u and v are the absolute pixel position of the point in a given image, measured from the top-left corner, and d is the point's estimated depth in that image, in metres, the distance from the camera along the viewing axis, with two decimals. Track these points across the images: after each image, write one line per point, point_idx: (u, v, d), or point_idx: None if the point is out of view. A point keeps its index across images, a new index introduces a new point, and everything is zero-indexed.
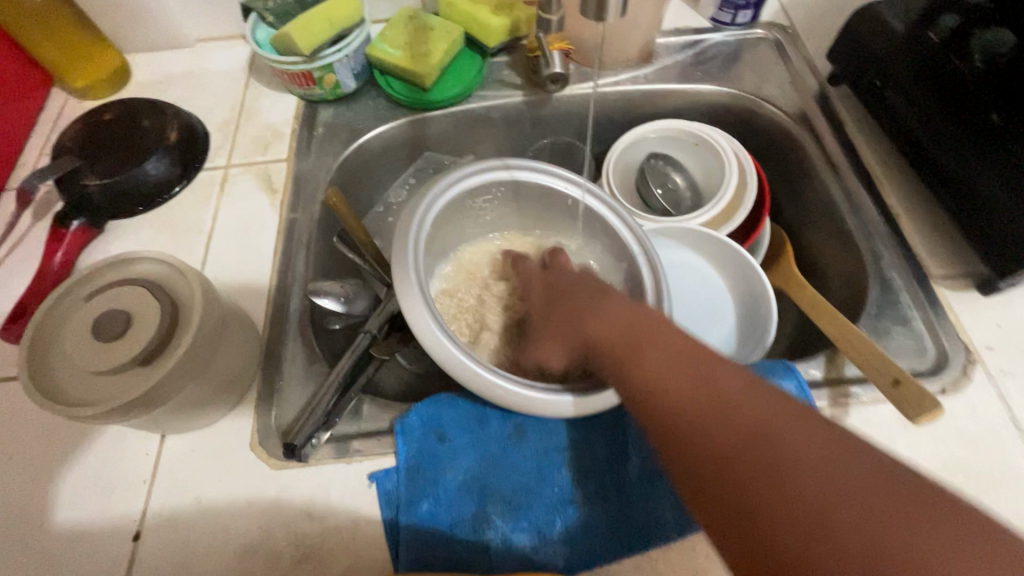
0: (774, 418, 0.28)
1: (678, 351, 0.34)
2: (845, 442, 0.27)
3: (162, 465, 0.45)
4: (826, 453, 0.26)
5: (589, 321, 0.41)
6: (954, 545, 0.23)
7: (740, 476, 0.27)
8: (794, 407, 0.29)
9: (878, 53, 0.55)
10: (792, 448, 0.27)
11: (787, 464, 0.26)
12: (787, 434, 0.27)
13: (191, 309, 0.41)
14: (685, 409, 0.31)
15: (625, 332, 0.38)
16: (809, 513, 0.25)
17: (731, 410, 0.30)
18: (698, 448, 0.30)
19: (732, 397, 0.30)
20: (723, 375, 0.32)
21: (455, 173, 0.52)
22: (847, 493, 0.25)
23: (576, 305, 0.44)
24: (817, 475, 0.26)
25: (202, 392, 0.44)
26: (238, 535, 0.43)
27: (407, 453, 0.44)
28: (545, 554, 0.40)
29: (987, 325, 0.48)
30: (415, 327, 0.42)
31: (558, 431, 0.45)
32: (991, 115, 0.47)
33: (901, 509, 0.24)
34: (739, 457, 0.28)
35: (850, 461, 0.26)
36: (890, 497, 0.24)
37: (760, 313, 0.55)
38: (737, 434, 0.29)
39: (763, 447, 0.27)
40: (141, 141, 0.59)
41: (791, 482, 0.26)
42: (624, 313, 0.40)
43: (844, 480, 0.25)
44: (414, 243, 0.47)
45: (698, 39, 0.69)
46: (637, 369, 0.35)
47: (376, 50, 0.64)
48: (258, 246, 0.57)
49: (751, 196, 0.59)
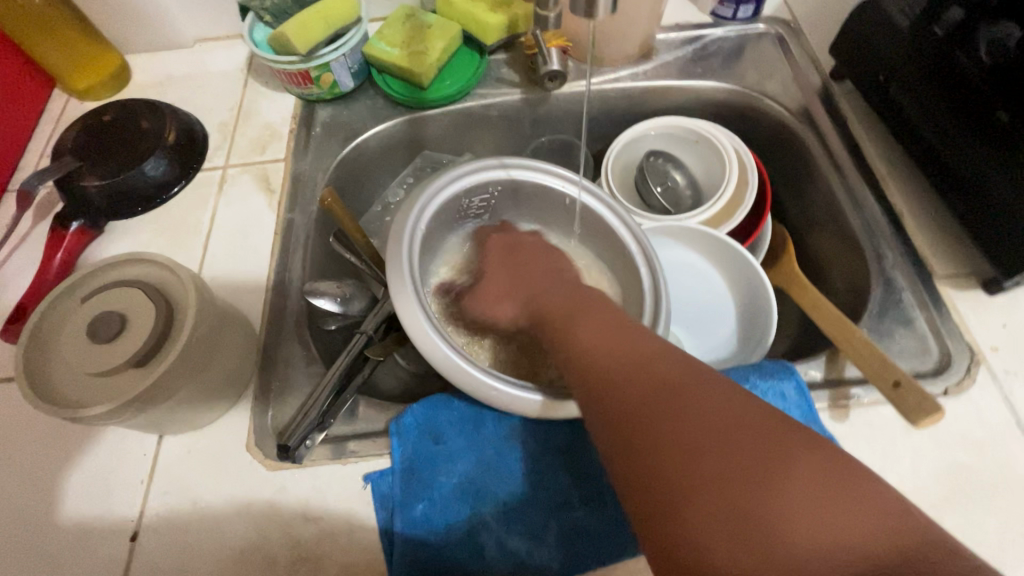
0: (687, 380, 0.31)
1: (609, 324, 0.39)
2: (741, 403, 0.29)
3: (159, 466, 0.46)
4: (719, 403, 0.29)
5: (539, 296, 0.48)
6: (816, 482, 0.25)
7: (644, 418, 0.30)
8: (700, 367, 0.32)
9: (883, 48, 0.54)
10: (697, 403, 0.29)
11: (685, 411, 0.29)
12: (689, 386, 0.30)
13: (185, 312, 0.41)
14: (608, 369, 0.34)
15: (567, 307, 0.44)
16: (696, 449, 0.27)
17: (647, 367, 0.33)
18: (612, 397, 0.33)
19: (649, 359, 0.34)
20: (641, 341, 0.35)
21: (451, 172, 0.51)
22: (729, 435, 0.27)
23: (524, 277, 0.51)
24: (710, 418, 0.28)
25: (198, 394, 0.44)
26: (234, 536, 0.43)
27: (402, 455, 0.44)
28: (540, 557, 0.40)
29: (992, 325, 0.47)
30: (408, 327, 0.42)
31: (554, 432, 0.45)
32: (999, 112, 0.45)
33: (774, 449, 0.27)
34: (646, 404, 0.31)
35: (740, 412, 0.28)
36: (767, 440, 0.27)
37: (760, 313, 0.55)
38: (645, 386, 0.32)
39: (667, 395, 0.30)
40: (140, 142, 0.59)
41: (686, 424, 0.28)
42: (572, 296, 0.45)
43: (732, 425, 0.28)
44: (409, 244, 0.46)
45: (699, 35, 0.68)
46: (571, 339, 0.39)
47: (374, 48, 0.63)
48: (256, 246, 0.57)
49: (751, 194, 0.58)
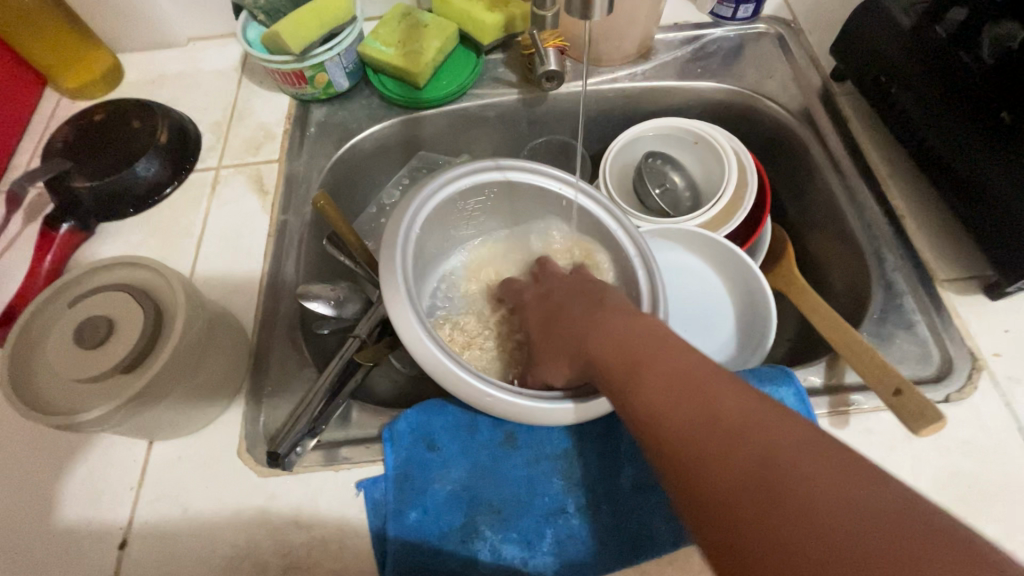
0: (786, 451, 0.26)
1: (678, 370, 0.32)
2: (860, 480, 0.24)
3: (149, 472, 0.45)
4: (848, 490, 0.24)
5: (585, 339, 0.40)
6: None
7: (747, 512, 0.25)
8: (812, 434, 0.26)
9: (884, 48, 0.53)
10: (807, 487, 0.24)
11: (798, 501, 0.24)
12: (804, 467, 0.25)
13: (174, 316, 0.41)
14: (687, 437, 0.29)
15: (623, 355, 0.36)
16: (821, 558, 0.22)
17: (741, 437, 0.27)
18: (701, 478, 0.27)
19: (741, 424, 0.28)
20: (729, 399, 0.29)
21: (446, 173, 0.51)
22: (866, 540, 0.22)
23: (569, 320, 0.44)
24: (836, 515, 0.23)
25: (189, 400, 0.43)
26: (225, 544, 0.42)
27: (395, 461, 0.43)
28: (535, 566, 0.39)
29: (994, 331, 0.46)
30: (401, 333, 0.41)
31: (549, 439, 0.44)
32: (1002, 112, 0.45)
33: (934, 560, 0.21)
34: (747, 492, 0.25)
35: (876, 504, 0.23)
36: (923, 546, 0.21)
37: (760, 316, 0.54)
38: (745, 467, 0.26)
39: (773, 482, 0.25)
40: (131, 142, 0.58)
41: (805, 522, 0.23)
42: (623, 331, 0.38)
43: (866, 524, 0.22)
44: (402, 246, 0.46)
45: (699, 35, 0.67)
46: (636, 394, 0.33)
47: (369, 48, 0.63)
48: (249, 248, 0.56)
49: (751, 195, 0.57)
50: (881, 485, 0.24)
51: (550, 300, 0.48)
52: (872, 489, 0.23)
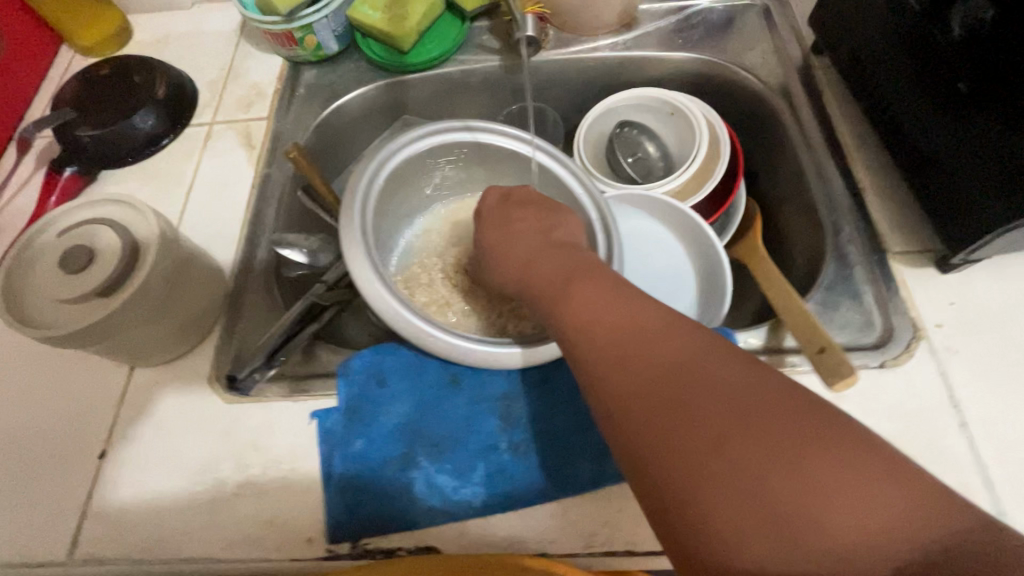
0: (698, 352, 0.32)
1: (613, 293, 0.37)
2: (759, 376, 0.30)
3: (129, 392, 0.49)
4: (745, 383, 0.30)
5: (527, 264, 0.45)
6: (846, 473, 0.26)
7: (660, 406, 0.30)
8: (715, 341, 0.32)
9: (858, 22, 0.53)
10: (716, 377, 0.30)
11: (704, 396, 0.29)
12: (708, 365, 0.31)
13: (149, 249, 0.44)
14: (615, 340, 0.34)
15: (562, 276, 0.41)
16: (715, 439, 0.28)
17: (658, 342, 0.33)
18: (619, 380, 0.32)
19: (659, 333, 0.33)
20: (651, 312, 0.35)
21: (415, 132, 0.53)
22: (758, 429, 0.28)
23: (518, 236, 0.48)
24: (733, 405, 0.29)
25: (163, 327, 0.47)
26: (191, 459, 0.46)
27: (348, 394, 0.46)
28: (465, 495, 0.42)
29: (939, 302, 0.46)
30: (357, 278, 0.44)
31: (491, 382, 0.46)
32: (959, 83, 0.44)
33: (806, 437, 0.27)
34: (661, 386, 0.31)
35: (768, 397, 0.29)
36: (796, 426, 0.28)
37: (717, 284, 0.55)
38: (661, 365, 0.31)
39: (683, 376, 0.30)
40: (133, 97, 0.63)
41: (706, 408, 0.29)
42: (563, 258, 0.43)
43: (755, 406, 0.28)
44: (364, 197, 0.48)
45: (683, 6, 0.67)
46: (573, 309, 0.38)
47: (357, 13, 0.65)
48: (233, 198, 0.60)
49: (721, 166, 0.59)
50: (772, 388, 0.29)
51: (509, 206, 0.50)
52: (762, 388, 0.29)
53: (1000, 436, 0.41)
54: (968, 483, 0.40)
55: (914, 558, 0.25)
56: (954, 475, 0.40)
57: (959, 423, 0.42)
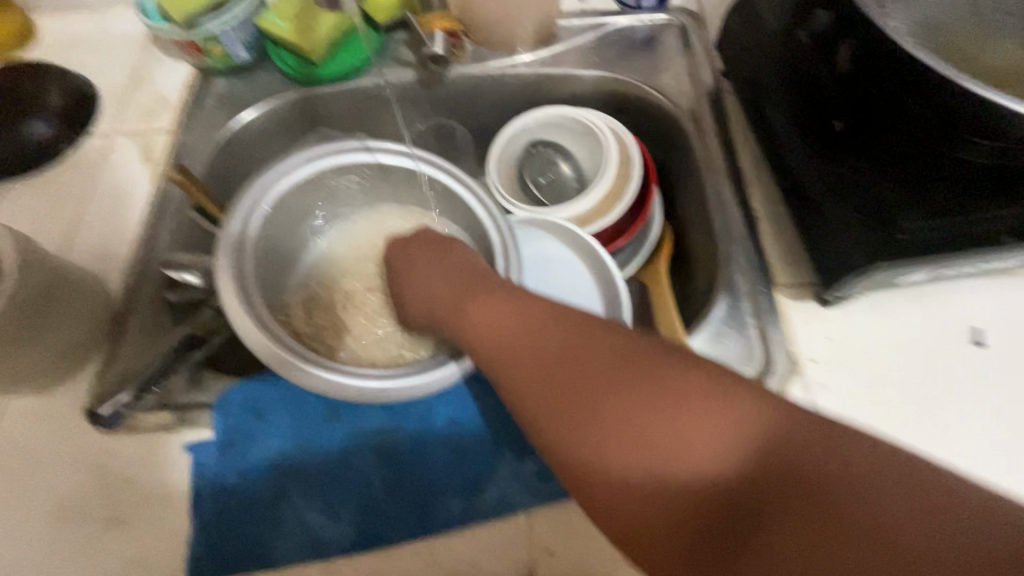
0: (577, 335, 0.35)
1: (502, 302, 0.40)
2: (628, 344, 0.33)
3: (0, 422, 0.48)
4: (616, 355, 0.33)
5: (432, 295, 0.47)
6: (699, 405, 0.29)
7: (555, 391, 0.33)
8: (590, 323, 0.36)
9: (756, 46, 0.52)
10: (591, 354, 0.33)
11: (584, 374, 0.33)
12: (585, 347, 0.34)
13: (4, 280, 0.42)
14: (510, 344, 0.37)
15: (456, 297, 0.45)
16: (598, 412, 0.31)
17: (542, 335, 0.36)
18: (518, 379, 0.36)
19: (543, 327, 0.37)
20: (535, 310, 0.38)
21: (308, 151, 0.51)
22: (625, 383, 0.31)
23: (424, 267, 0.50)
24: (607, 376, 0.32)
25: (28, 358, 0.45)
26: (59, 493, 0.45)
27: (223, 427, 0.45)
28: (333, 533, 0.41)
29: (818, 336, 0.47)
30: (237, 328, 0.42)
31: (371, 415, 0.46)
32: (836, 122, 0.43)
33: (669, 386, 0.30)
34: (551, 374, 0.34)
35: (635, 361, 0.32)
36: (662, 380, 0.31)
37: (617, 311, 0.55)
38: (549, 352, 0.35)
39: (568, 360, 0.34)
40: (24, 107, 0.60)
41: (586, 384, 0.32)
42: (461, 276, 0.46)
43: (624, 371, 0.32)
44: (246, 221, 0.47)
45: (602, 23, 0.66)
46: (470, 326, 0.41)
47: (263, 20, 0.62)
48: (128, 215, 0.58)
49: (630, 189, 0.58)
50: (638, 348, 0.33)
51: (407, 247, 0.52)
52: (628, 348, 0.33)
53: (902, 420, 0.43)
54: None
55: (762, 459, 0.27)
56: None
57: None
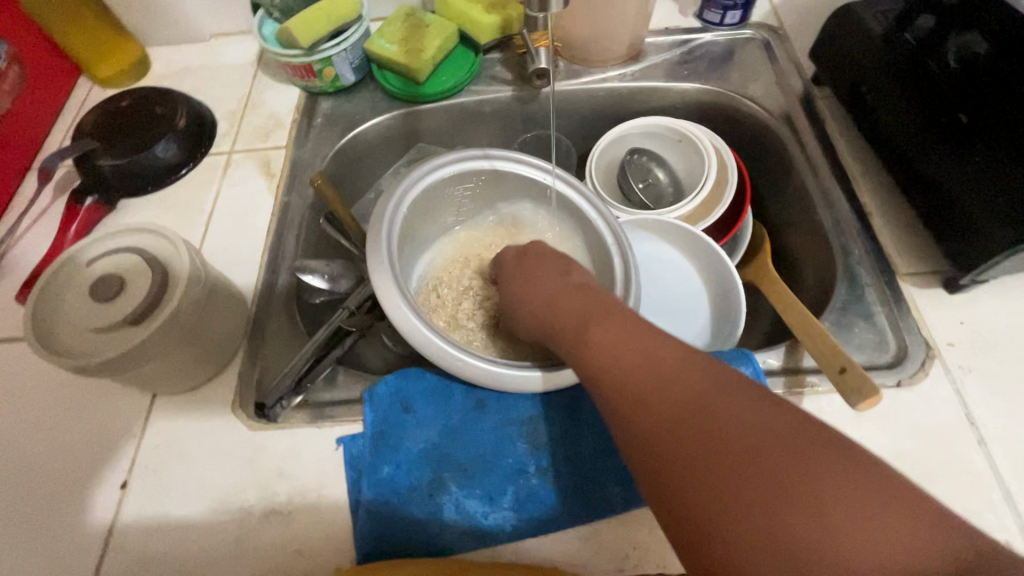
0: (721, 396, 0.28)
1: (626, 330, 0.35)
2: (796, 429, 0.27)
3: (152, 421, 0.49)
4: (781, 434, 0.26)
5: (549, 299, 0.43)
6: (906, 525, 0.23)
7: (689, 462, 0.27)
8: (741, 382, 0.29)
9: (857, 53, 0.56)
10: (751, 430, 0.27)
11: (739, 451, 0.26)
12: (737, 417, 0.27)
13: (179, 278, 0.45)
14: (635, 382, 0.32)
15: (578, 320, 0.39)
16: (751, 498, 0.25)
17: (677, 385, 0.30)
18: (647, 423, 0.30)
19: (676, 374, 0.30)
20: (668, 351, 0.32)
21: (435, 160, 0.54)
22: (785, 478, 0.25)
23: (540, 283, 0.46)
24: (767, 458, 0.26)
25: (189, 356, 0.47)
26: (215, 488, 0.46)
27: (374, 419, 0.47)
28: (496, 520, 0.42)
29: (950, 322, 0.48)
30: (395, 321, 0.44)
31: (516, 407, 0.47)
32: (959, 114, 0.46)
33: (851, 492, 0.24)
34: (688, 436, 0.28)
35: (804, 449, 0.26)
36: (845, 482, 0.24)
37: (731, 306, 0.56)
38: (685, 412, 0.29)
39: (710, 423, 0.28)
40: (154, 128, 0.64)
41: (737, 461, 0.26)
42: (580, 296, 0.41)
43: (793, 463, 0.25)
44: (389, 222, 0.50)
45: (687, 39, 0.70)
46: (592, 347, 0.36)
47: (373, 44, 0.67)
48: (253, 225, 0.60)
49: (729, 192, 0.60)
50: (809, 430, 0.26)
51: (524, 259, 0.49)
52: (803, 428, 0.27)
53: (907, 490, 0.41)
54: (991, 499, 0.41)
55: None
56: (975, 491, 0.41)
57: (977, 439, 0.43)
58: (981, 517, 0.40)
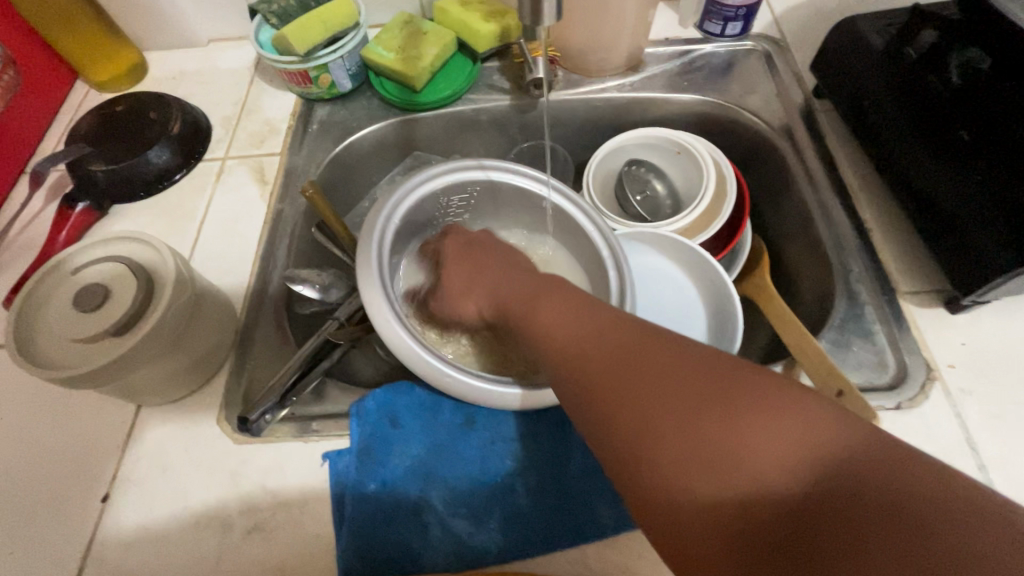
0: (633, 339, 0.33)
1: (564, 302, 0.39)
2: (686, 352, 0.31)
3: (135, 432, 0.48)
4: (674, 356, 0.31)
5: (495, 291, 0.47)
6: (773, 412, 0.27)
7: (606, 388, 0.32)
8: (651, 329, 0.34)
9: (858, 67, 0.55)
10: (654, 358, 0.31)
11: (641, 374, 0.31)
12: (644, 350, 0.32)
13: (164, 287, 0.44)
14: (565, 338, 0.37)
15: (527, 296, 0.43)
16: (649, 406, 0.29)
17: (602, 336, 0.35)
18: (575, 367, 0.35)
19: (601, 327, 0.35)
20: (593, 312, 0.37)
21: (429, 171, 0.54)
22: (675, 386, 0.29)
23: (483, 275, 0.49)
24: (662, 374, 0.30)
25: (174, 367, 0.46)
26: (197, 503, 0.45)
27: (360, 435, 0.46)
28: (481, 541, 0.41)
29: (951, 343, 0.47)
30: (385, 336, 0.43)
31: (505, 424, 0.46)
32: (960, 131, 0.45)
33: (728, 392, 0.28)
34: (604, 369, 0.33)
35: (695, 368, 0.30)
36: (724, 385, 0.28)
37: (728, 321, 0.55)
38: (607, 353, 0.34)
39: (625, 359, 0.32)
40: (147, 132, 0.63)
41: (643, 382, 0.30)
42: (524, 279, 0.45)
43: (682, 377, 0.30)
44: (381, 234, 0.49)
45: (688, 50, 0.70)
46: (534, 318, 0.40)
47: (370, 52, 0.66)
48: (245, 232, 0.60)
49: (728, 205, 0.59)
50: (747, 378, 0.29)
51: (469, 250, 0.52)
52: (690, 352, 0.31)
53: None
54: None
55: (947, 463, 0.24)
56: None
57: (978, 465, 0.42)
58: None
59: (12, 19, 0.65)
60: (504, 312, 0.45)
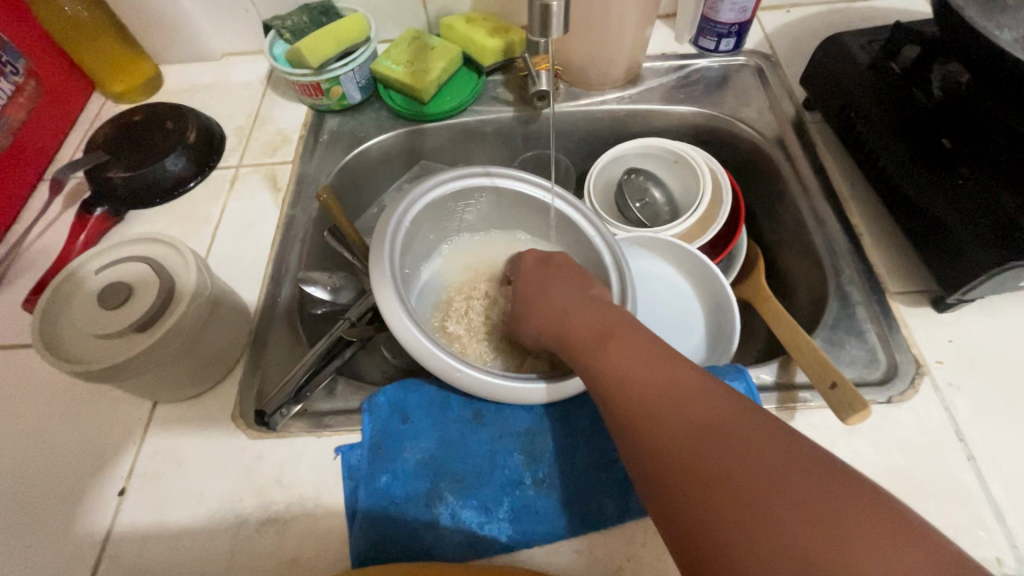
0: (726, 415, 0.31)
1: (645, 349, 0.37)
2: (789, 447, 0.29)
3: (151, 429, 0.49)
4: (773, 450, 0.29)
5: (567, 314, 0.44)
6: (882, 537, 0.25)
7: (691, 469, 0.30)
8: (744, 403, 0.32)
9: (844, 80, 0.58)
10: (750, 444, 0.29)
11: (732, 459, 0.29)
12: (736, 431, 0.30)
13: (185, 286, 0.46)
14: (645, 395, 0.34)
15: (596, 330, 0.41)
16: (748, 502, 0.27)
17: (689, 404, 0.32)
18: (654, 435, 0.32)
19: (690, 393, 0.33)
20: (683, 372, 0.35)
21: (438, 177, 0.56)
22: (776, 486, 0.27)
23: (552, 295, 0.47)
24: (759, 469, 0.28)
25: (192, 364, 0.48)
26: (213, 497, 0.46)
27: (372, 430, 0.47)
28: (491, 530, 0.42)
29: (938, 340, 0.49)
30: (399, 333, 0.45)
31: (513, 419, 0.48)
32: (943, 139, 0.50)
33: (836, 507, 0.26)
34: (689, 446, 0.30)
35: (798, 469, 0.28)
36: (831, 499, 0.26)
37: (725, 322, 0.57)
38: (692, 427, 0.31)
39: (713, 439, 0.30)
40: (164, 141, 0.66)
41: (738, 472, 0.28)
42: (599, 312, 0.43)
43: (782, 476, 0.27)
44: (392, 237, 0.51)
45: (684, 64, 0.73)
46: (605, 363, 0.38)
47: (379, 65, 0.69)
48: (258, 237, 0.62)
49: (723, 210, 0.61)
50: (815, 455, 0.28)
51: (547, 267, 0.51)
52: (795, 448, 0.29)
53: (897, 503, 0.42)
54: (982, 516, 0.41)
55: None
56: (966, 508, 0.41)
57: (967, 456, 0.43)
58: (972, 533, 0.40)
59: (34, 32, 0.67)
60: (563, 339, 0.44)
